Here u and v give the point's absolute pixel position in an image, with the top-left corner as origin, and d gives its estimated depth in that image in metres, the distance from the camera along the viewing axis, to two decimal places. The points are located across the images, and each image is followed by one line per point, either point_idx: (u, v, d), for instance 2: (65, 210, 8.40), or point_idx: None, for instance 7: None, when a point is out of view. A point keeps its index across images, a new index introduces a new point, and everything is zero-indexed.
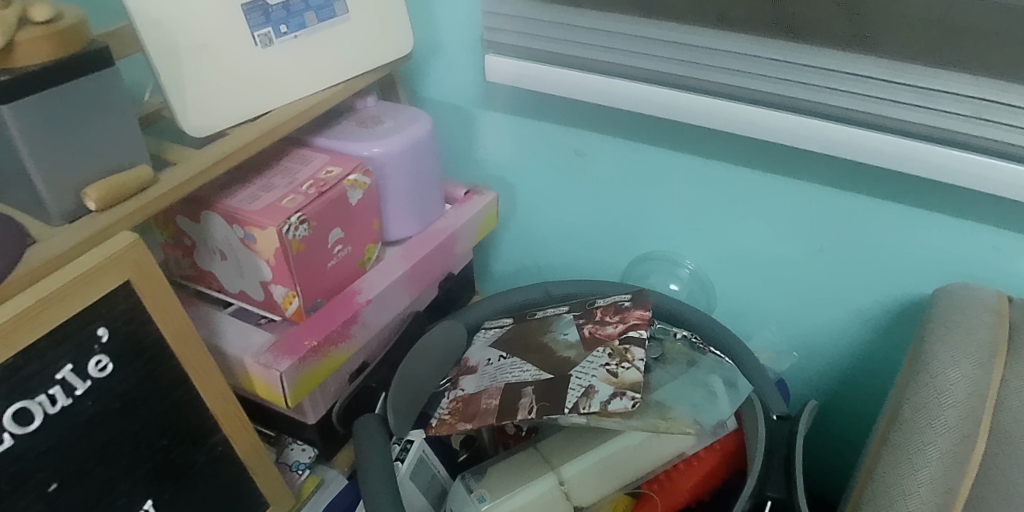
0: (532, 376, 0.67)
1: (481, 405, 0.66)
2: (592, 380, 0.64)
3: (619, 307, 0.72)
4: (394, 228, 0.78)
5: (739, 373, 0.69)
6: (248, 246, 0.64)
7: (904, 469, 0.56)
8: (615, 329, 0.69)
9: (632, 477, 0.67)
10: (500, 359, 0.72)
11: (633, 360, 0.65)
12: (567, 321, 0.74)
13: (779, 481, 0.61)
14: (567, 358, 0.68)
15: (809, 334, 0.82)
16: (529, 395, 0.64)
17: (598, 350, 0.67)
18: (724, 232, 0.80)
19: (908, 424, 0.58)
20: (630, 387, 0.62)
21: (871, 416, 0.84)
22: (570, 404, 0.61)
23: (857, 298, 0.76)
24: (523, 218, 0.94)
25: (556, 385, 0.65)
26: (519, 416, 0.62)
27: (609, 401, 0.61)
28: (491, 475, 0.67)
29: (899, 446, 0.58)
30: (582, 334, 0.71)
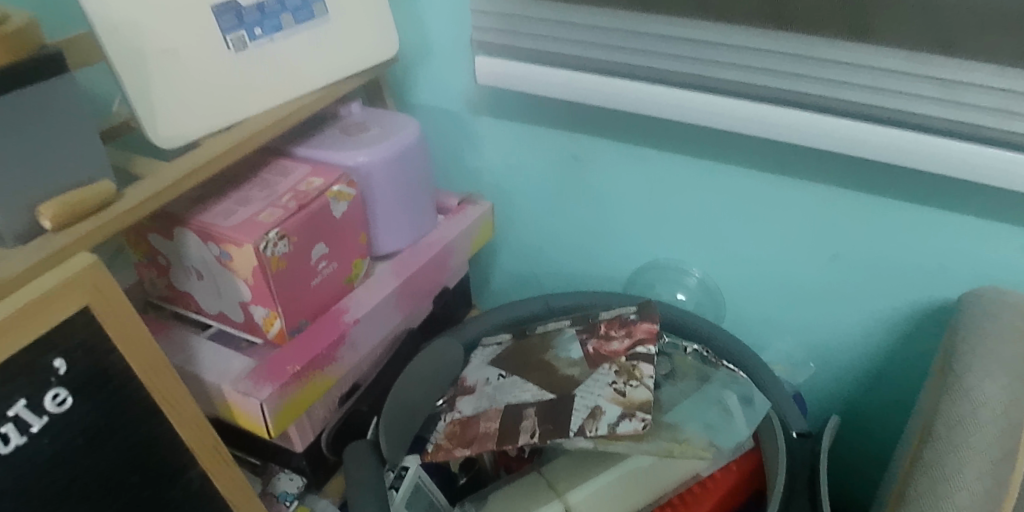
0: (533, 397, 0.62)
1: (479, 429, 0.62)
2: (598, 400, 0.59)
3: (624, 321, 0.68)
4: (383, 242, 0.73)
5: (755, 389, 0.64)
6: (224, 264, 0.59)
7: (942, 489, 0.50)
8: (621, 344, 0.65)
9: (643, 501, 0.62)
10: (499, 379, 0.67)
11: (641, 378, 0.60)
12: (569, 336, 0.69)
13: (802, 505, 0.55)
14: (570, 377, 0.63)
15: (826, 344, 0.77)
16: (531, 417, 0.60)
17: (603, 367, 0.63)
18: (732, 237, 0.76)
19: (940, 441, 0.53)
20: (641, 408, 0.57)
21: (893, 427, 0.79)
22: (575, 427, 0.57)
23: (877, 304, 0.72)
24: (519, 227, 0.90)
25: (560, 406, 0.60)
26: (521, 441, 0.58)
27: (617, 423, 0.56)
28: (492, 502, 0.63)
29: (934, 464, 0.52)
30: (586, 351, 0.66)
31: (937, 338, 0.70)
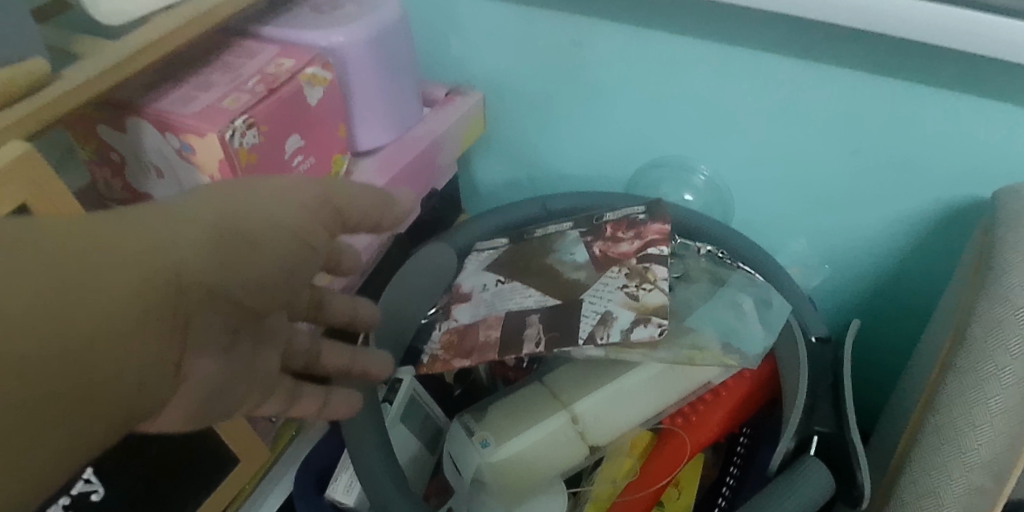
0: (536, 304, 0.58)
1: (479, 338, 0.57)
2: (608, 306, 0.54)
3: (632, 221, 0.62)
4: (365, 136, 0.66)
5: (772, 290, 0.59)
6: (186, 159, 0.52)
7: (976, 396, 0.47)
8: (631, 246, 0.59)
9: (653, 412, 0.58)
10: (497, 286, 0.62)
11: (655, 282, 0.55)
12: (572, 239, 0.64)
13: (827, 412, 0.51)
14: (575, 282, 0.58)
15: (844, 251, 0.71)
16: (535, 325, 0.55)
17: (612, 270, 0.57)
18: (750, 134, 0.68)
19: (976, 345, 0.48)
20: (656, 313, 0.52)
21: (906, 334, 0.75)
22: (585, 334, 0.52)
23: (906, 208, 0.65)
24: (513, 124, 0.81)
25: (566, 312, 0.55)
26: (526, 350, 0.54)
27: (631, 330, 0.52)
28: (493, 414, 0.58)
29: (968, 371, 0.48)
30: (592, 254, 0.61)
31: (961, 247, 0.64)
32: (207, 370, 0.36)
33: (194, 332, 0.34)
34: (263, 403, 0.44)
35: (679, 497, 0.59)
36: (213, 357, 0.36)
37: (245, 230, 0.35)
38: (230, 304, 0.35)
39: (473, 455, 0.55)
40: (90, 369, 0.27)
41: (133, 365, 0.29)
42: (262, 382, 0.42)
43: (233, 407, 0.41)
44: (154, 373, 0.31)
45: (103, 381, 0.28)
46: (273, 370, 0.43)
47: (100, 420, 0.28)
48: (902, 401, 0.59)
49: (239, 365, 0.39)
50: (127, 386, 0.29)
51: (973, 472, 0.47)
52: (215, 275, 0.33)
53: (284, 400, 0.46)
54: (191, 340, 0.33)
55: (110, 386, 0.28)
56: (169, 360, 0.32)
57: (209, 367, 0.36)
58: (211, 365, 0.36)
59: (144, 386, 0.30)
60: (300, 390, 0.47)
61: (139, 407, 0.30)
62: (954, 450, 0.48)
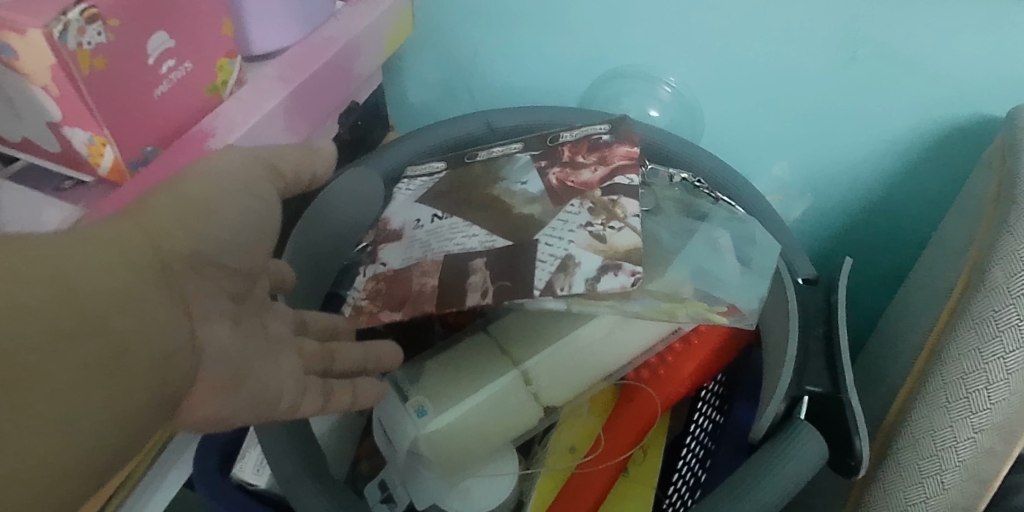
0: (480, 247, 0.46)
1: (413, 287, 0.47)
2: (569, 248, 0.44)
3: (593, 143, 0.51)
4: (259, 34, 0.52)
5: (756, 225, 0.50)
6: (4, 63, 0.38)
7: (989, 353, 0.40)
8: (595, 173, 0.48)
9: (614, 365, 0.49)
10: (433, 223, 0.50)
11: (624, 219, 0.45)
12: (524, 165, 0.52)
13: (818, 370, 0.45)
14: (529, 218, 0.48)
15: (829, 185, 0.62)
16: (480, 271, 0.45)
17: (572, 204, 0.47)
18: (733, 46, 0.56)
19: (995, 291, 0.41)
20: (628, 256, 0.43)
21: (878, 284, 0.68)
22: (543, 283, 0.43)
23: (905, 137, 0.56)
24: (445, 27, 0.66)
25: (517, 255, 0.45)
26: (470, 302, 0.44)
27: (598, 278, 0.42)
28: (430, 375, 0.47)
29: (983, 319, 0.41)
30: (549, 184, 0.49)
31: (968, 176, 0.56)
32: (221, 340, 0.32)
33: (186, 304, 0.30)
34: (300, 403, 0.38)
35: (644, 458, 0.51)
36: (220, 328, 0.32)
37: (221, 196, 0.34)
38: (225, 270, 0.34)
39: (408, 427, 0.45)
40: (89, 370, 0.24)
41: (127, 353, 0.26)
42: (274, 381, 0.35)
43: (273, 394, 0.35)
44: (159, 356, 0.27)
45: (102, 376, 0.25)
46: (292, 370, 0.37)
47: (114, 420, 0.25)
48: (898, 353, 0.52)
49: (254, 335, 0.35)
50: (126, 372, 0.26)
51: (982, 434, 0.40)
52: (195, 241, 0.32)
53: (322, 397, 0.39)
54: (197, 314, 0.31)
55: (111, 380, 0.25)
56: (165, 345, 0.28)
57: (222, 335, 0.32)
58: (224, 333, 0.32)
59: (154, 371, 0.27)
60: (330, 384, 0.40)
61: (156, 394, 0.27)
62: (961, 409, 0.41)
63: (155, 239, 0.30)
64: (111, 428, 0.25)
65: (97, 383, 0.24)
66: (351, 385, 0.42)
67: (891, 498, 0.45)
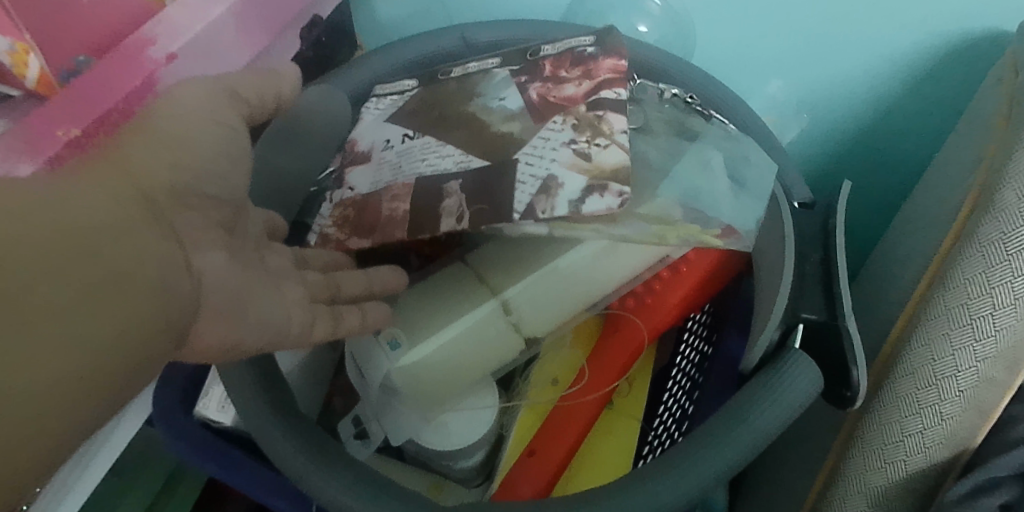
0: (455, 169, 0.43)
1: (383, 213, 0.43)
2: (551, 168, 0.40)
3: (578, 56, 0.46)
4: None
5: (752, 145, 0.47)
6: None
7: (996, 277, 0.38)
8: (579, 88, 0.44)
9: (599, 294, 0.46)
10: (403, 144, 0.46)
11: (611, 136, 0.41)
12: (502, 80, 0.47)
13: (815, 297, 0.42)
14: (508, 136, 0.44)
15: (829, 109, 0.58)
16: (455, 195, 0.41)
17: (555, 120, 0.43)
18: None
19: (1006, 212, 0.39)
20: (616, 176, 0.40)
21: (870, 212, 0.66)
22: (523, 206, 0.39)
23: (912, 56, 0.52)
24: None
25: (496, 175, 0.41)
26: (444, 228, 0.40)
27: (583, 199, 0.39)
28: (404, 306, 0.44)
29: (992, 242, 0.39)
30: (529, 100, 0.45)
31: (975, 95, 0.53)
32: (217, 269, 0.30)
33: (176, 237, 0.28)
34: (312, 329, 0.37)
35: (629, 392, 0.49)
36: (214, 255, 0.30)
37: None
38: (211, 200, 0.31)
39: (380, 361, 0.42)
40: (93, 301, 0.23)
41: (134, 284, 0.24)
42: (282, 311, 0.35)
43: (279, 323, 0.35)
44: (159, 285, 0.26)
45: (107, 306, 0.23)
46: (297, 299, 0.37)
47: (126, 353, 0.24)
48: (894, 281, 0.50)
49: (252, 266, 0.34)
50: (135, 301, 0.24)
51: (984, 362, 0.39)
52: (172, 171, 0.29)
53: (331, 321, 0.38)
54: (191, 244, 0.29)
55: (120, 312, 0.24)
56: (168, 275, 0.26)
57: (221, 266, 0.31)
58: (219, 261, 0.30)
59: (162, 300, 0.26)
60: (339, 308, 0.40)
61: (165, 323, 0.26)
62: (962, 336, 0.39)
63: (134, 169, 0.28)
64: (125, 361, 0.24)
65: (105, 314, 0.23)
66: (359, 309, 0.41)
67: (882, 429, 0.42)
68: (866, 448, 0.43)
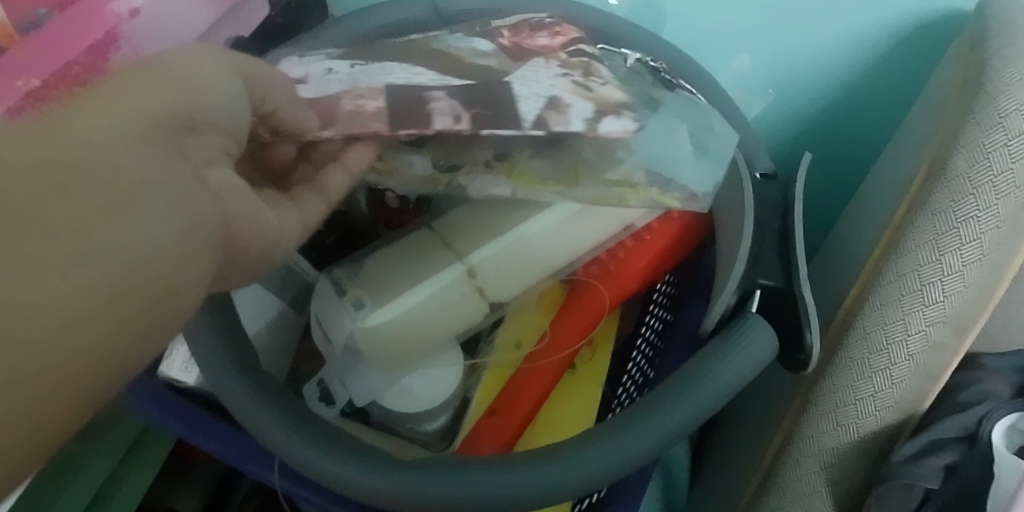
0: (431, 84, 0.39)
1: (344, 108, 0.38)
2: (552, 90, 0.40)
3: (535, 24, 0.50)
4: None
5: (715, 114, 0.47)
6: None
7: (948, 242, 0.40)
8: (553, 41, 0.48)
9: (564, 260, 0.46)
10: (352, 68, 0.42)
11: (605, 78, 0.43)
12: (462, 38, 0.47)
13: (772, 262, 0.42)
14: (481, 67, 0.43)
15: (794, 87, 0.59)
16: (443, 99, 0.37)
17: (535, 61, 0.44)
18: None
19: (955, 182, 0.40)
20: (616, 104, 0.41)
21: (828, 196, 0.67)
22: (533, 118, 0.38)
23: (867, 36, 0.53)
24: None
25: (489, 89, 0.39)
26: (441, 126, 0.36)
27: (600, 120, 0.39)
28: (372, 269, 0.44)
29: (941, 210, 0.40)
30: (499, 46, 0.46)
31: (924, 78, 0.55)
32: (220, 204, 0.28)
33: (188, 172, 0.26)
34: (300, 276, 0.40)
35: (591, 357, 0.50)
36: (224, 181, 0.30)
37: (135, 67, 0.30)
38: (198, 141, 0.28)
39: (345, 321, 0.42)
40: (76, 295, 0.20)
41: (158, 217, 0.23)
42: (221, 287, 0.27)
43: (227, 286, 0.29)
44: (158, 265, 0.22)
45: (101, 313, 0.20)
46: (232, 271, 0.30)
47: (109, 359, 0.21)
48: (852, 250, 0.51)
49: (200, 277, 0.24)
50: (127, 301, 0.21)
51: (933, 327, 0.40)
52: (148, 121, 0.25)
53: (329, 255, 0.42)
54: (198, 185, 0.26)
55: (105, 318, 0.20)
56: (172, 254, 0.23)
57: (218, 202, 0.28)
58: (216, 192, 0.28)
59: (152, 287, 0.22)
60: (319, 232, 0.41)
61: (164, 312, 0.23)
62: (914, 302, 0.40)
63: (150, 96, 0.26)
64: (147, 309, 0.22)
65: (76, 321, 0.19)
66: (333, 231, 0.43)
67: (836, 393, 0.43)
68: (820, 412, 0.43)
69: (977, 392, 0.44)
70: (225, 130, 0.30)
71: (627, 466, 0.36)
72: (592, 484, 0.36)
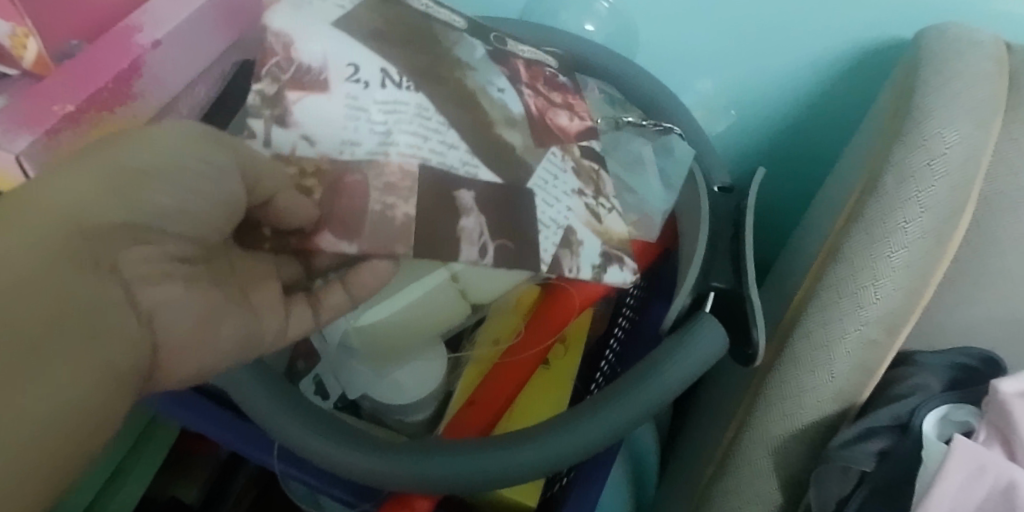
0: (462, 171, 0.38)
1: (371, 207, 0.36)
2: (570, 218, 0.42)
3: (551, 80, 0.48)
4: None
5: (676, 134, 0.53)
6: None
7: (879, 250, 0.45)
8: (571, 123, 0.46)
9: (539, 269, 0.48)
10: (378, 105, 0.37)
11: (610, 199, 0.45)
12: (483, 60, 0.43)
13: (724, 266, 0.47)
14: (508, 147, 0.41)
15: (754, 109, 0.64)
16: (472, 214, 0.38)
17: (554, 153, 0.43)
18: None
19: (885, 197, 0.45)
20: (620, 246, 0.44)
21: (791, 211, 0.72)
22: (550, 260, 0.40)
23: (818, 65, 0.59)
24: None
25: (513, 198, 0.40)
26: (467, 258, 0.37)
27: (606, 267, 0.43)
28: None
29: (873, 222, 0.45)
30: (528, 108, 0.43)
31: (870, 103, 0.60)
32: (168, 299, 0.33)
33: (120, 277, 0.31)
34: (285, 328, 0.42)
35: (564, 354, 0.55)
36: (171, 286, 0.33)
37: None
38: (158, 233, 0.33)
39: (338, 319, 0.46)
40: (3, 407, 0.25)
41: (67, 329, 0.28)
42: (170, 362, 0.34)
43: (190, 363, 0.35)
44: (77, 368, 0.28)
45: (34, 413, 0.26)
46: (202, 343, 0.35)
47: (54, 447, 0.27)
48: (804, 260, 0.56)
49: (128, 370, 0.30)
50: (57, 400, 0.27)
51: (867, 326, 0.45)
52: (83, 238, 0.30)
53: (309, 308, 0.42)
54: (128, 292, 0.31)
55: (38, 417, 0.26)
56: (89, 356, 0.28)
57: (164, 295, 0.33)
58: (172, 291, 0.33)
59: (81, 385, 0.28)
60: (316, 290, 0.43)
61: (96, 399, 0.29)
62: (850, 303, 0.45)
63: (100, 205, 0.31)
64: (66, 401, 0.27)
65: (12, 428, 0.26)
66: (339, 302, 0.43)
67: (783, 386, 0.47)
68: (769, 403, 0.48)
69: (910, 386, 0.49)
70: (178, 232, 0.34)
71: (587, 449, 0.41)
72: (559, 464, 0.41)
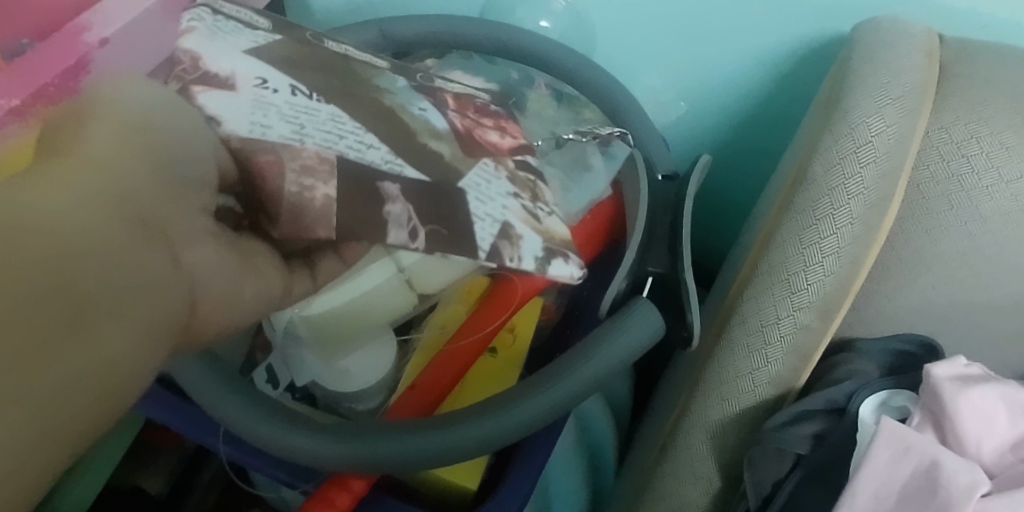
0: (385, 169, 0.38)
1: (287, 188, 0.35)
2: (506, 214, 0.41)
3: (480, 106, 0.50)
4: None
5: (614, 136, 0.56)
6: None
7: (809, 237, 0.46)
8: (502, 140, 0.47)
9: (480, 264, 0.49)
10: (291, 112, 0.37)
11: (549, 205, 0.45)
12: (405, 88, 0.45)
13: (661, 251, 0.48)
14: (438, 154, 0.41)
15: (707, 101, 0.65)
16: (399, 202, 0.37)
17: (485, 160, 0.43)
18: None
19: (815, 185, 0.46)
20: (564, 242, 0.43)
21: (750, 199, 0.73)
22: (487, 249, 0.38)
23: (766, 59, 0.60)
24: None
25: (446, 193, 0.38)
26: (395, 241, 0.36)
27: (550, 260, 0.41)
28: None
29: (804, 209, 0.46)
30: (453, 124, 0.45)
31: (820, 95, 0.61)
32: (209, 260, 0.28)
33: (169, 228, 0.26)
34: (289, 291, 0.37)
35: (513, 342, 0.56)
36: (206, 249, 0.28)
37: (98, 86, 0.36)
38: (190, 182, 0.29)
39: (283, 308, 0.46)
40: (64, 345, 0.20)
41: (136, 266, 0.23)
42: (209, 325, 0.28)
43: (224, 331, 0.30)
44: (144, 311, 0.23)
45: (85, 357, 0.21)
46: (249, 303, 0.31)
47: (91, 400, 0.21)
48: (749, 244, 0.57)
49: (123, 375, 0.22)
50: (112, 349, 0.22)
51: (800, 311, 0.46)
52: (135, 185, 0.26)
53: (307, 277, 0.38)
54: (177, 237, 0.26)
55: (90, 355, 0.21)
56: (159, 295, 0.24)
57: (207, 253, 0.28)
58: (208, 253, 0.28)
59: (144, 329, 0.23)
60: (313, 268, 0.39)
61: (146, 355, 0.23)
62: (781, 289, 0.46)
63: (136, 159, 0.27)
64: (123, 348, 0.22)
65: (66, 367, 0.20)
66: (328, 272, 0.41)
67: (721, 371, 0.48)
68: (708, 388, 0.49)
69: (847, 370, 0.50)
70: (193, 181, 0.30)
71: (520, 431, 0.42)
72: (496, 443, 0.42)
